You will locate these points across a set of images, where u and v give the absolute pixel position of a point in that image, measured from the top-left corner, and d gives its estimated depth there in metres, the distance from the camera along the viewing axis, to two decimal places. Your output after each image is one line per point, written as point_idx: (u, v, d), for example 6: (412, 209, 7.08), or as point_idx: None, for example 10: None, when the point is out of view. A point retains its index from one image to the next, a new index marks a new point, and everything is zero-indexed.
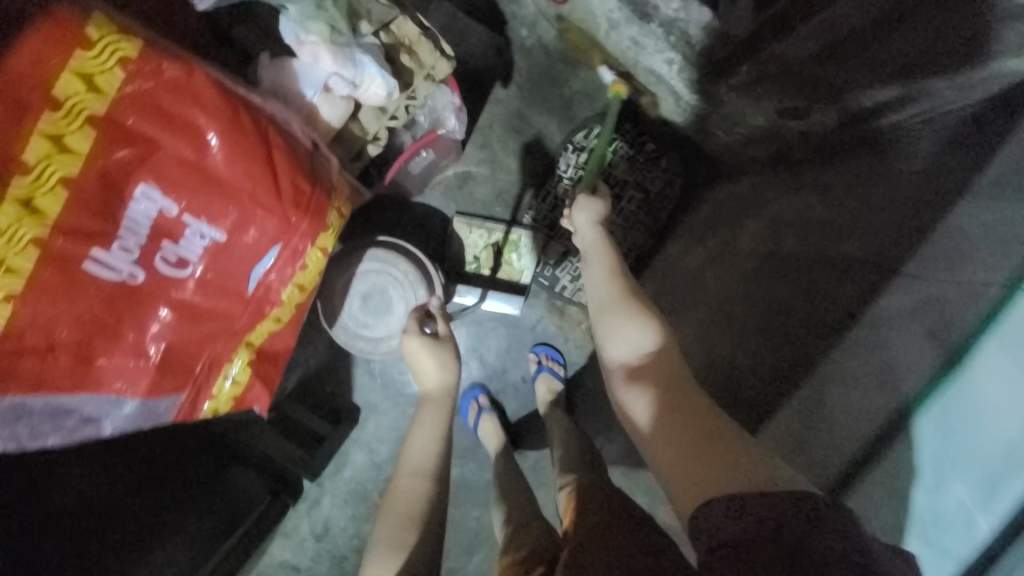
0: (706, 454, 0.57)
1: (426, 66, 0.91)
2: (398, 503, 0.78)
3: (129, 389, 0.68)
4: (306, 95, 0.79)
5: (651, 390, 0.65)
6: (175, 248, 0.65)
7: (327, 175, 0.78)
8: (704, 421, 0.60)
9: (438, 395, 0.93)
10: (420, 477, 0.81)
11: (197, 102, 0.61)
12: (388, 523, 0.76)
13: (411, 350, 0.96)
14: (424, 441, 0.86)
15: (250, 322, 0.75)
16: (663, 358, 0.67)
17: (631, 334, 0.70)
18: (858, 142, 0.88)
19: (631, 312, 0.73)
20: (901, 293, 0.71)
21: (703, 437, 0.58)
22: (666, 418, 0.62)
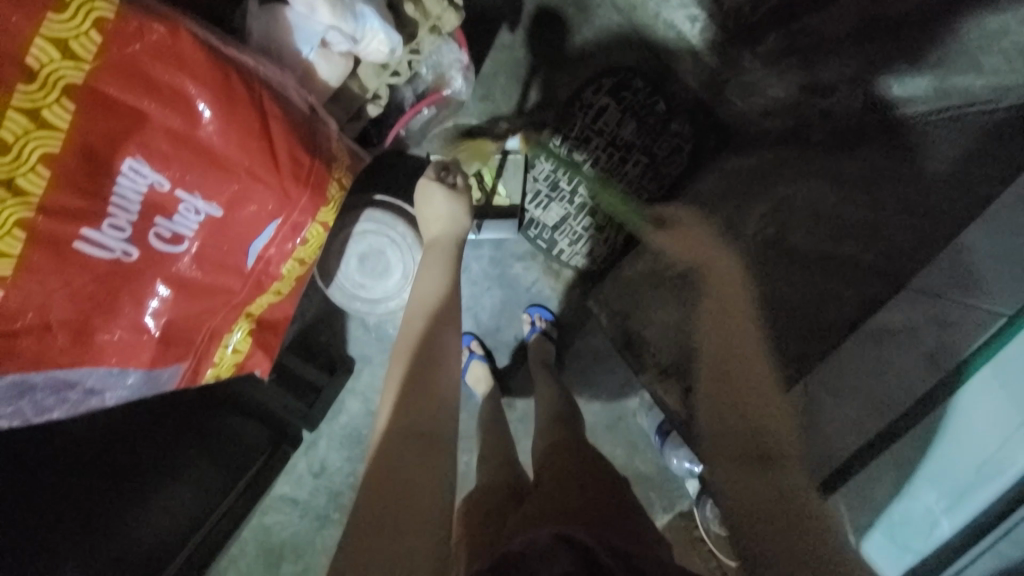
0: (783, 511, 0.51)
1: (432, 17, 0.83)
2: (404, 344, 0.74)
3: (131, 363, 0.67)
4: (302, 51, 0.72)
5: (756, 470, 0.54)
6: (169, 224, 0.62)
7: (326, 143, 0.73)
8: (800, 507, 0.51)
9: (446, 240, 0.86)
10: (423, 317, 0.76)
11: (184, 67, 0.57)
12: (397, 362, 0.73)
13: (426, 194, 0.87)
14: (429, 284, 0.80)
15: (249, 296, 0.74)
16: (774, 439, 0.56)
17: (738, 405, 0.59)
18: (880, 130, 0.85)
19: (748, 379, 0.60)
20: (900, 309, 0.79)
21: (792, 514, 0.51)
22: (755, 503, 0.52)
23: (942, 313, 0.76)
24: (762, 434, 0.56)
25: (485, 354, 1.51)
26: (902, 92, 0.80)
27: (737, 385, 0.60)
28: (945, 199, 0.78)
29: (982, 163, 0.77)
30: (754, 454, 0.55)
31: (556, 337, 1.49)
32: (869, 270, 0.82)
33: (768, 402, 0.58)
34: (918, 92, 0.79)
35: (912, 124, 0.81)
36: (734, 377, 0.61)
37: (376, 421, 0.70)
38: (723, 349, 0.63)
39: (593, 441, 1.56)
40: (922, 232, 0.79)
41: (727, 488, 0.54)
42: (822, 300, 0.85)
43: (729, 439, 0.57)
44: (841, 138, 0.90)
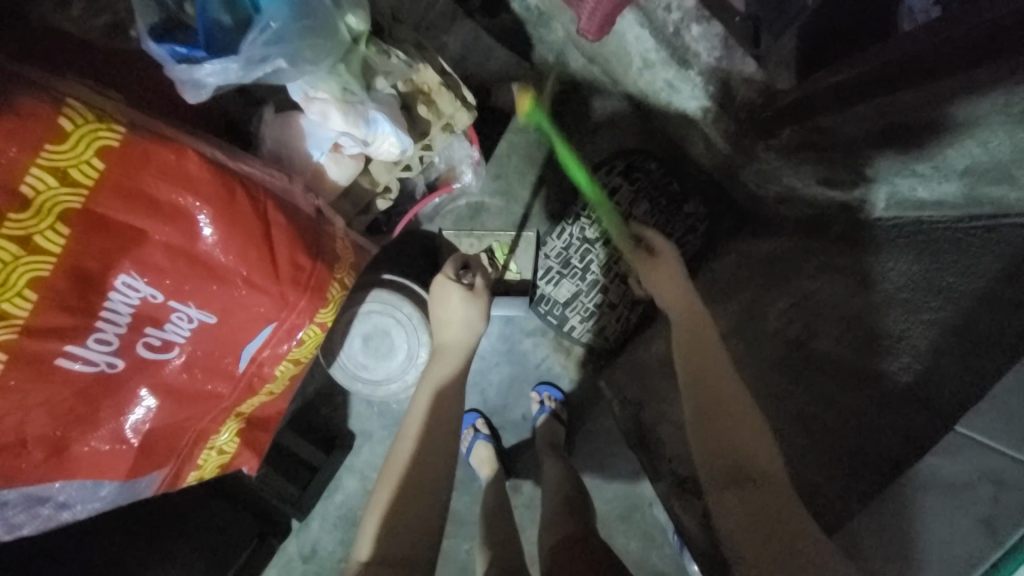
0: (776, 546, 0.55)
1: (445, 116, 0.85)
2: (391, 469, 0.69)
3: (108, 474, 0.65)
4: (313, 155, 0.73)
5: (735, 486, 0.61)
6: (159, 332, 0.60)
7: (331, 243, 0.72)
8: (791, 523, 0.57)
9: (456, 346, 0.82)
10: (412, 438, 0.72)
11: (187, 184, 0.56)
12: (380, 486, 0.69)
13: (443, 294, 0.84)
14: (422, 399, 0.75)
15: (239, 398, 0.71)
16: (756, 463, 0.63)
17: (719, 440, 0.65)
18: (929, 242, 0.82)
19: (733, 440, 0.65)
20: (954, 458, 0.74)
21: (789, 554, 0.55)
22: (759, 537, 0.57)
23: (956, 445, 0.74)
24: (746, 456, 0.63)
25: (490, 434, 1.44)
26: (927, 194, 0.81)
27: (717, 416, 0.67)
28: (993, 321, 0.72)
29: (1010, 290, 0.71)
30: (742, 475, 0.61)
31: (566, 418, 1.41)
32: (906, 396, 0.74)
33: (746, 431, 0.65)
34: (944, 194, 0.80)
35: (941, 232, 0.82)
36: (710, 414, 0.67)
37: (354, 548, 0.65)
38: (700, 392, 0.69)
39: (604, 531, 1.44)
40: (961, 360, 0.73)
41: (723, 514, 0.61)
42: (859, 417, 0.77)
43: (719, 455, 0.65)
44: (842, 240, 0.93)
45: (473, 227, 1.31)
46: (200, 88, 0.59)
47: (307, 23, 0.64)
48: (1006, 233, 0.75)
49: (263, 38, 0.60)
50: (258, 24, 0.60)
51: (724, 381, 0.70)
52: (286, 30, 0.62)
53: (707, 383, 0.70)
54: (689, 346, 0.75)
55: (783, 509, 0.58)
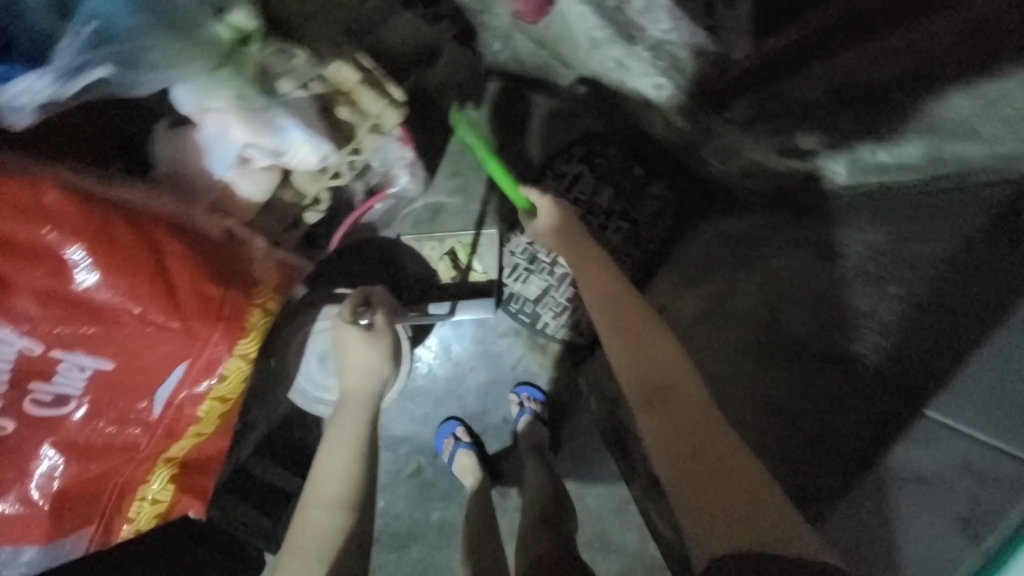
0: (700, 471, 0.54)
1: (370, 116, 0.79)
2: (301, 546, 0.62)
3: (23, 539, 0.59)
4: (216, 172, 0.66)
5: (656, 405, 0.60)
6: (50, 387, 0.55)
7: (246, 267, 0.65)
8: (730, 462, 0.54)
9: (361, 397, 0.78)
10: (332, 508, 0.65)
11: (49, 220, 0.52)
12: (290, 569, 0.60)
13: (340, 342, 0.78)
14: (335, 462, 0.69)
15: (159, 446, 0.63)
16: (676, 382, 0.61)
17: (663, 413, 0.59)
18: (896, 211, 0.78)
19: (652, 362, 0.63)
20: (931, 447, 0.72)
21: (715, 477, 0.53)
22: (687, 460, 0.55)
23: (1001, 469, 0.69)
24: (695, 426, 0.58)
25: (472, 441, 1.37)
26: (889, 156, 0.76)
27: (657, 384, 0.62)
28: (961, 294, 0.73)
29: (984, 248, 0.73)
30: (692, 448, 0.56)
31: (548, 418, 1.36)
32: (885, 385, 0.73)
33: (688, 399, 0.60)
34: (909, 157, 0.75)
35: (908, 195, 0.78)
36: (629, 340, 0.66)
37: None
38: (631, 358, 0.64)
39: (599, 529, 1.39)
40: (933, 331, 0.73)
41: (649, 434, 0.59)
42: (840, 404, 0.74)
43: (641, 375, 0.63)
44: (816, 206, 0.85)
45: (432, 228, 1.24)
46: (20, 109, 0.55)
47: (154, 14, 0.60)
48: (962, 205, 0.75)
49: (80, 44, 0.56)
50: (71, 31, 0.57)
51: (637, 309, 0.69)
52: (128, 25, 0.58)
53: (626, 316, 0.68)
54: (609, 309, 0.70)
55: (743, 477, 0.54)
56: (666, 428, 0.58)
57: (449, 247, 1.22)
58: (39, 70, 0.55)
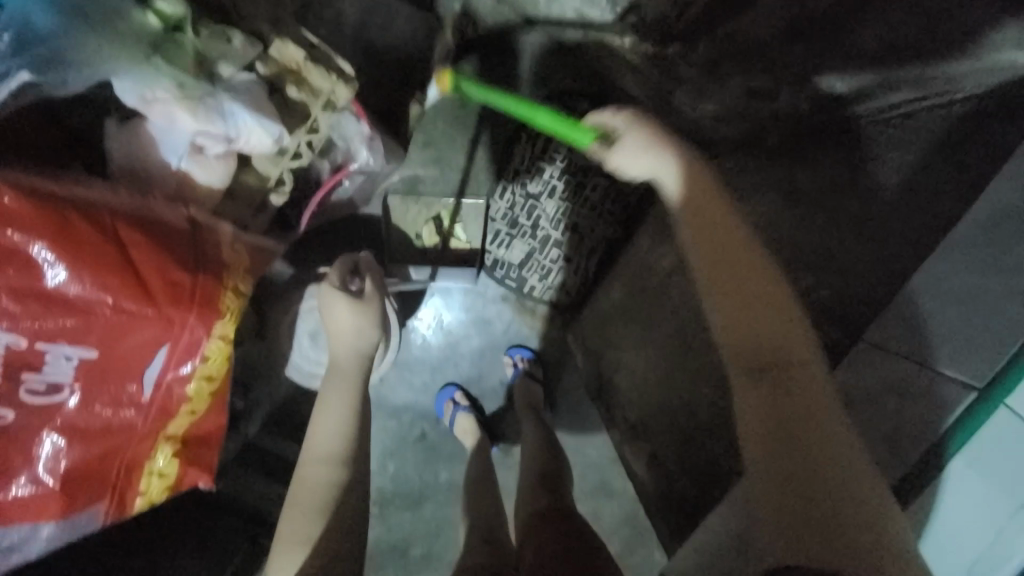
0: (798, 459, 0.49)
1: (323, 93, 0.79)
2: (301, 498, 0.65)
3: (40, 516, 0.65)
4: (171, 162, 0.69)
5: (763, 378, 0.52)
6: (40, 376, 0.60)
7: (215, 252, 0.68)
8: (835, 455, 0.49)
9: (349, 361, 0.78)
10: (329, 464, 0.67)
11: (13, 221, 0.55)
12: (290, 518, 0.64)
13: (329, 305, 0.78)
14: (327, 421, 0.71)
15: (156, 424, 0.68)
16: (791, 356, 0.53)
17: (773, 401, 0.51)
18: (831, 135, 0.76)
19: (766, 334, 0.53)
20: (865, 368, 0.78)
21: (815, 469, 0.48)
22: (783, 445, 0.50)
23: (949, 392, 0.79)
24: (810, 420, 0.50)
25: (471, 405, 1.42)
26: (846, 87, 0.73)
27: (764, 359, 0.53)
28: (911, 211, 0.71)
29: (937, 168, 0.70)
30: (806, 448, 0.49)
31: (543, 377, 1.41)
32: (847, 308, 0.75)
33: (808, 386, 0.52)
34: (862, 87, 0.72)
35: (860, 125, 0.74)
36: (739, 301, 0.54)
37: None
38: (740, 330, 0.54)
39: (600, 478, 1.46)
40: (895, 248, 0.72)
41: (746, 407, 0.53)
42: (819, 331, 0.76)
43: (750, 342, 0.53)
44: (796, 143, 0.79)
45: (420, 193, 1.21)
46: None
47: (74, 12, 0.60)
48: (921, 117, 0.70)
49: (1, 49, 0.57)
50: None
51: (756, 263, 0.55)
52: (49, 25, 0.59)
53: (739, 268, 0.55)
54: (721, 263, 0.55)
55: (845, 470, 0.49)
56: (766, 410, 0.51)
57: (434, 213, 1.23)
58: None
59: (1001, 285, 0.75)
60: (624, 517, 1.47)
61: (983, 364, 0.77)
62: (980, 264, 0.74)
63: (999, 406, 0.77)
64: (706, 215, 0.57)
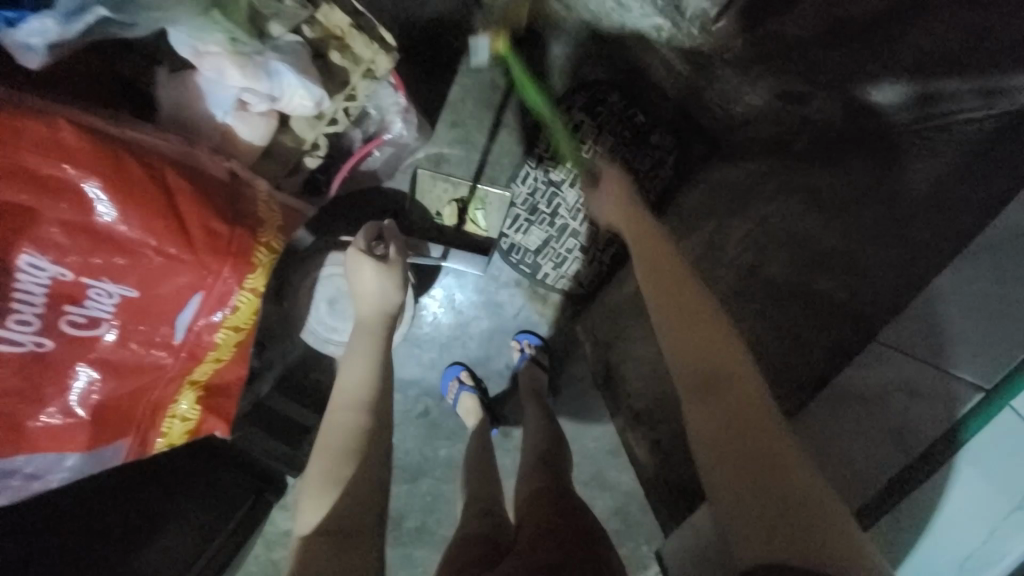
0: (748, 470, 0.50)
1: (363, 61, 0.80)
2: (328, 442, 0.67)
3: (68, 446, 0.67)
4: (217, 115, 0.71)
5: (706, 393, 0.55)
6: (82, 310, 0.62)
7: (251, 207, 0.70)
8: (783, 465, 0.50)
9: (373, 321, 0.80)
10: (356, 411, 0.69)
11: (69, 157, 0.57)
12: (319, 461, 0.65)
13: (356, 267, 0.82)
14: (354, 372, 0.73)
15: (184, 367, 0.71)
16: (732, 367, 0.56)
17: (714, 408, 0.54)
18: (862, 142, 0.77)
19: (710, 348, 0.57)
20: (877, 368, 0.78)
21: (764, 480, 0.49)
22: (733, 458, 0.51)
23: (957, 393, 0.73)
24: (753, 427, 0.52)
25: (476, 385, 1.43)
26: (886, 98, 0.74)
27: (712, 369, 0.56)
28: (923, 228, 0.73)
29: (958, 184, 0.70)
30: (750, 454, 0.51)
31: (548, 363, 1.43)
32: (845, 318, 0.78)
33: (750, 397, 0.54)
34: (892, 99, 0.73)
35: (884, 129, 0.75)
36: (682, 321, 0.60)
37: (297, 524, 0.63)
38: (686, 341, 0.59)
39: (594, 469, 1.49)
40: (905, 252, 0.74)
41: (696, 425, 0.55)
42: (820, 334, 0.80)
43: (696, 358, 0.58)
44: (830, 147, 0.81)
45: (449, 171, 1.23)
46: (29, 51, 0.57)
47: None
48: (952, 134, 0.69)
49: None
50: None
51: (690, 288, 0.64)
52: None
53: (677, 291, 0.64)
54: (658, 287, 0.65)
55: (795, 480, 0.49)
56: (717, 423, 0.53)
57: (456, 193, 1.23)
58: (42, 11, 0.56)
59: (1010, 283, 0.71)
60: (614, 508, 1.50)
61: (994, 363, 0.72)
62: (999, 278, 0.71)
63: (1006, 407, 0.70)
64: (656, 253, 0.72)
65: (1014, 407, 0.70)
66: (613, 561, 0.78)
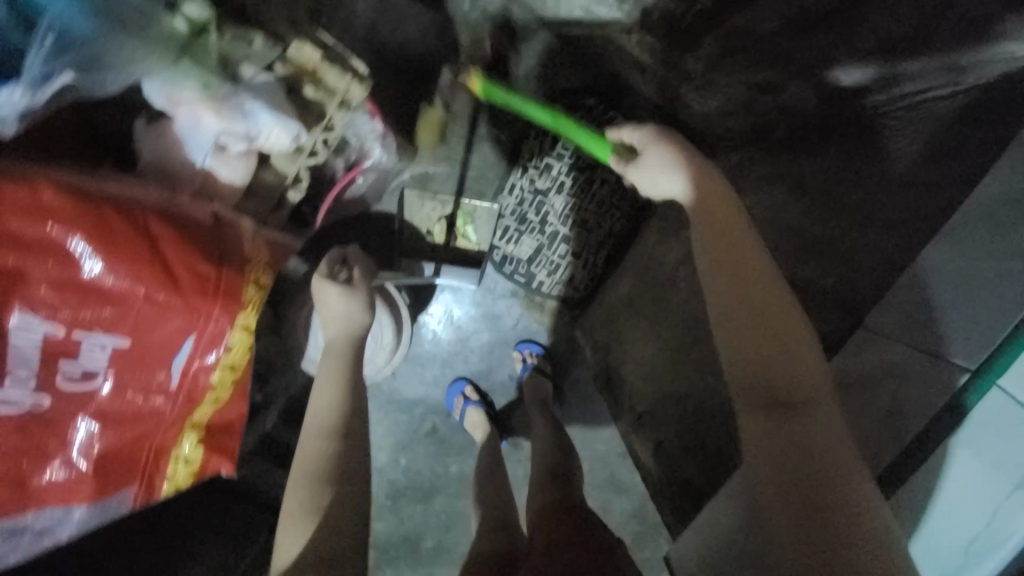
0: (806, 485, 0.53)
1: (338, 92, 0.81)
2: (302, 469, 0.65)
3: (74, 498, 0.69)
4: (197, 160, 0.71)
5: (771, 411, 0.56)
6: (76, 364, 0.63)
7: (237, 246, 0.71)
8: (843, 483, 0.53)
9: (341, 347, 0.76)
10: (326, 437, 0.67)
11: (51, 217, 0.58)
12: (292, 489, 0.64)
13: (320, 296, 0.76)
14: (324, 398, 0.70)
15: (182, 411, 0.71)
16: (801, 382, 0.57)
17: (778, 425, 0.55)
18: (841, 128, 0.76)
19: (779, 368, 0.57)
20: (855, 351, 0.88)
21: (823, 497, 0.52)
22: (794, 477, 0.53)
23: (948, 374, 0.86)
24: (815, 448, 0.54)
25: (481, 399, 1.43)
26: (852, 80, 0.71)
27: (778, 388, 0.56)
28: (910, 207, 0.75)
29: (940, 158, 0.72)
30: (809, 473, 0.53)
31: (551, 371, 1.43)
32: (842, 305, 0.83)
33: (811, 408, 0.56)
34: (862, 80, 0.71)
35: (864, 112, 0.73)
36: (749, 334, 0.59)
37: (277, 560, 0.62)
38: (752, 358, 0.58)
39: (608, 472, 1.48)
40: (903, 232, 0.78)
41: (758, 442, 0.56)
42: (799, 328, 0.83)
43: (759, 379, 0.57)
44: (805, 137, 0.80)
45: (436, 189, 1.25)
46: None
47: (112, 19, 0.64)
48: (929, 109, 0.70)
49: (40, 53, 0.59)
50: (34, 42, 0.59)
51: (769, 294, 0.60)
52: (87, 30, 0.62)
53: (747, 298, 0.60)
54: (733, 289, 0.61)
55: (852, 495, 0.53)
56: (777, 442, 0.55)
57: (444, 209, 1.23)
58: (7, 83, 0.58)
59: (991, 263, 0.81)
60: (631, 511, 1.49)
61: (979, 349, 0.84)
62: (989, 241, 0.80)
63: (995, 385, 0.84)
64: (721, 239, 0.64)
65: (1003, 385, 0.83)
66: (627, 566, 0.78)
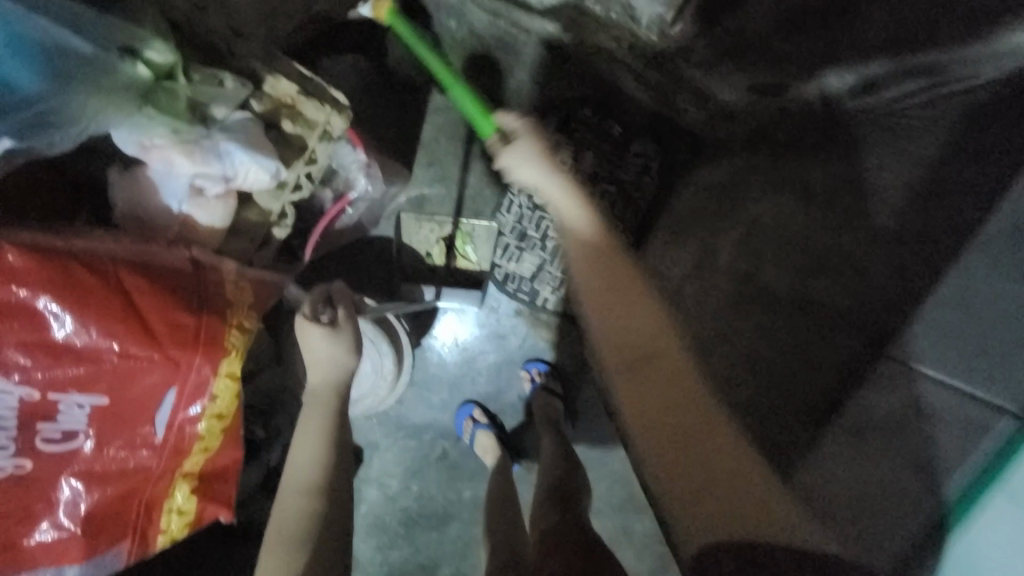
0: (680, 455, 0.51)
1: (318, 125, 0.80)
2: (280, 531, 0.62)
3: (63, 561, 0.65)
4: (174, 206, 0.70)
5: (636, 375, 0.54)
6: (56, 425, 0.61)
7: (218, 290, 0.68)
8: (727, 455, 0.51)
9: (327, 392, 0.73)
10: (310, 492, 0.65)
11: (16, 279, 0.57)
12: (269, 553, 0.61)
13: (304, 340, 0.73)
14: (307, 451, 0.68)
15: (170, 464, 0.68)
16: (661, 344, 0.55)
17: (648, 389, 0.53)
18: (834, 131, 0.77)
19: (644, 337, 0.55)
20: (888, 392, 0.70)
21: (701, 468, 0.50)
22: (670, 450, 0.51)
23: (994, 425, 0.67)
24: (687, 415, 0.52)
25: (490, 421, 1.39)
26: (841, 82, 0.73)
27: (640, 354, 0.55)
28: (928, 217, 0.69)
29: (954, 160, 0.69)
30: (681, 440, 0.51)
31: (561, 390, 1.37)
32: (863, 330, 0.72)
33: (678, 374, 0.54)
34: (849, 82, 0.73)
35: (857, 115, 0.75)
36: (614, 309, 0.57)
37: None
38: (622, 333, 0.56)
39: (625, 492, 1.41)
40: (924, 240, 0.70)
41: (630, 412, 0.54)
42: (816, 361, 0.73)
43: (626, 347, 0.56)
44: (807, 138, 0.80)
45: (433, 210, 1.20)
46: None
47: (65, 76, 0.62)
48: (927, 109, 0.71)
49: None
50: None
51: (628, 274, 0.59)
52: (37, 90, 0.61)
53: (614, 281, 0.59)
54: (600, 274, 0.59)
55: (730, 466, 0.50)
56: (652, 410, 0.53)
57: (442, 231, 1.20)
58: None
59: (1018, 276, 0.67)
60: (654, 531, 1.42)
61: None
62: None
63: None
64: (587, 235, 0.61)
65: None
66: None
